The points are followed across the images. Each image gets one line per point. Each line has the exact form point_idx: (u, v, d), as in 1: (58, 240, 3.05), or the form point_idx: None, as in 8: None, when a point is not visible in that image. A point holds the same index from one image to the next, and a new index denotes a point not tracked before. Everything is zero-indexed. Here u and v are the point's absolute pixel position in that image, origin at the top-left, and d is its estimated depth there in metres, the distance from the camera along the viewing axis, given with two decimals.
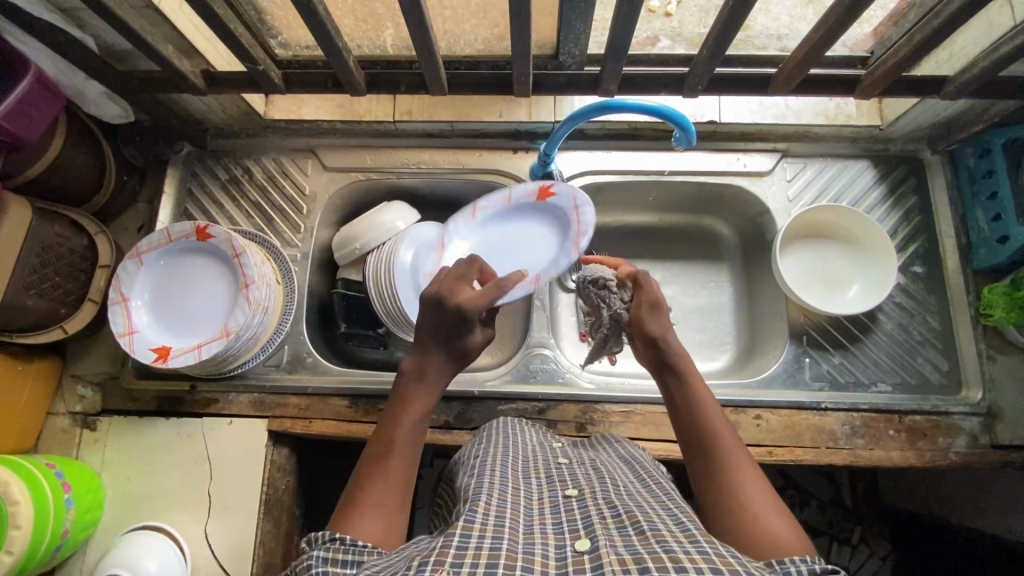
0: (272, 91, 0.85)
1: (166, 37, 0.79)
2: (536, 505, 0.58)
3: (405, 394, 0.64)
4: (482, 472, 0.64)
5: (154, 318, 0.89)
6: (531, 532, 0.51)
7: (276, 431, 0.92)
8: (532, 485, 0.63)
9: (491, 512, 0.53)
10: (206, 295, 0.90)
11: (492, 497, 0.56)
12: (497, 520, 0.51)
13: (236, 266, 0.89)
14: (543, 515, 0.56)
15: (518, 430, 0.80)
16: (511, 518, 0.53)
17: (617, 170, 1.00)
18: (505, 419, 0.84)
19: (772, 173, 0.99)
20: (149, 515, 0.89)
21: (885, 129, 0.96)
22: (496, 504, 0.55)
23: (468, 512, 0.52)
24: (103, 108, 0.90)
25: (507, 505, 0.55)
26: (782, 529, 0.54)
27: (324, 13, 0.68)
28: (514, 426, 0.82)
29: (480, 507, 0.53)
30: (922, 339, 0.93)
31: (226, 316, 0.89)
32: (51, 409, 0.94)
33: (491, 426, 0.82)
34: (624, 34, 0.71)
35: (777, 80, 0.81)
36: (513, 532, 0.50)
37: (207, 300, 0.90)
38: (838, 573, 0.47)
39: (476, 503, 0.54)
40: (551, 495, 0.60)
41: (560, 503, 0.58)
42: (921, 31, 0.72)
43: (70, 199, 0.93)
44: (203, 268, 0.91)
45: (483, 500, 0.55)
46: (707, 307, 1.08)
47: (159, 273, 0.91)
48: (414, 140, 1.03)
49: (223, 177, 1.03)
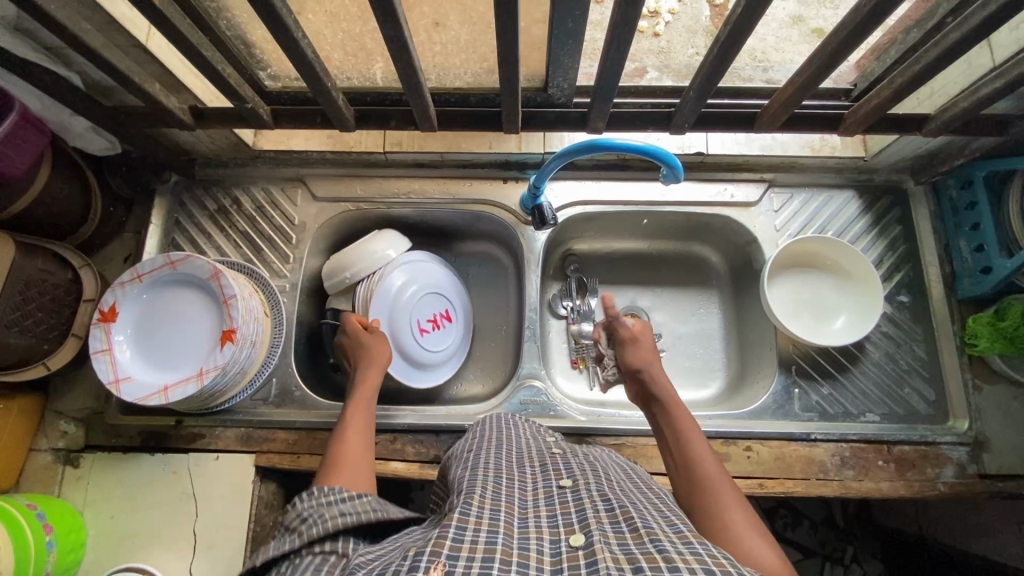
0: (261, 126, 0.85)
1: (154, 73, 0.79)
2: (530, 496, 0.58)
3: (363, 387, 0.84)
4: (476, 464, 0.63)
5: (152, 336, 0.88)
6: (526, 527, 0.51)
7: (264, 467, 0.91)
8: (527, 474, 0.63)
9: (487, 506, 0.52)
10: (179, 318, 0.89)
11: (486, 490, 0.55)
12: (492, 513, 0.51)
13: (215, 287, 0.88)
14: (538, 508, 0.55)
15: (513, 426, 0.78)
16: (505, 512, 0.53)
17: (606, 200, 1.00)
18: (499, 415, 0.82)
19: (759, 203, 1.00)
20: (132, 555, 0.87)
21: (869, 160, 0.98)
22: (491, 497, 0.54)
23: (463, 504, 0.52)
24: (90, 142, 0.89)
25: (501, 498, 0.55)
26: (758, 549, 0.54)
27: (313, 56, 0.68)
28: (508, 421, 0.80)
29: (476, 500, 0.53)
30: (910, 369, 0.94)
31: (201, 336, 0.88)
32: (32, 445, 0.92)
33: (485, 421, 0.81)
34: (612, 75, 0.72)
35: (762, 119, 0.83)
36: (507, 527, 0.50)
37: (206, 317, 0.89)
38: None
39: (471, 495, 0.54)
40: (546, 485, 0.60)
41: (554, 494, 0.57)
42: (902, 75, 0.73)
43: (55, 232, 0.92)
44: (176, 290, 0.90)
45: (478, 492, 0.55)
46: (697, 334, 1.08)
47: (156, 298, 0.90)
48: (405, 170, 1.04)
49: (211, 207, 1.03)
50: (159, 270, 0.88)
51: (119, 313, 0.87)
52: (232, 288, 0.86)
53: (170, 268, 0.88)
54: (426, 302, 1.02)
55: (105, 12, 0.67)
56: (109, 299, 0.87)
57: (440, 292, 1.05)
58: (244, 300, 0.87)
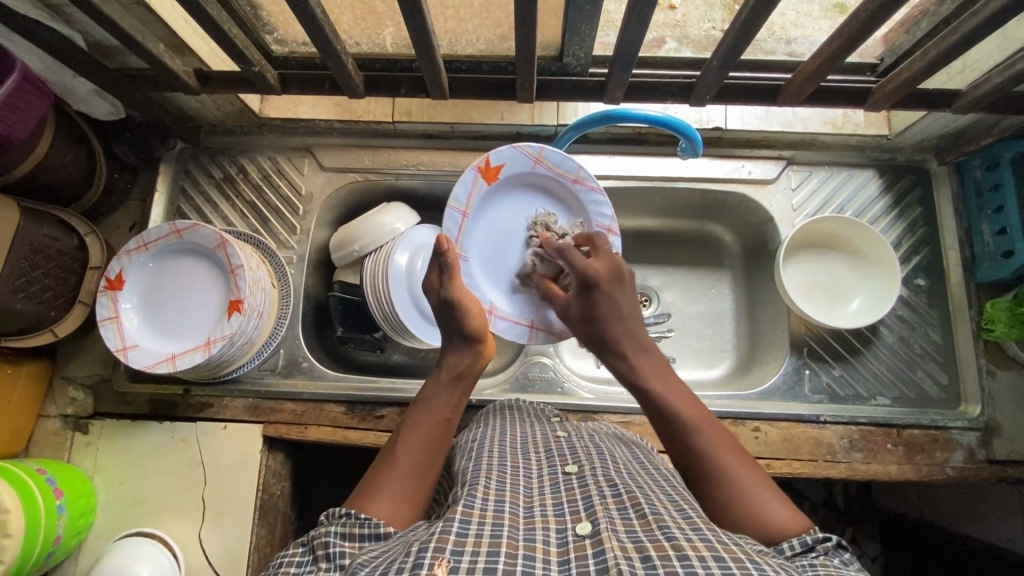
0: (268, 91, 0.82)
1: (158, 34, 0.77)
2: (536, 485, 0.57)
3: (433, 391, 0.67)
4: (479, 455, 0.63)
5: (160, 309, 0.87)
6: (532, 517, 0.51)
7: (271, 437, 0.91)
8: (531, 462, 0.62)
9: (491, 496, 0.52)
10: (191, 292, 0.88)
11: (490, 481, 0.55)
12: (496, 504, 0.51)
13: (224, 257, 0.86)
14: (543, 496, 0.55)
15: (521, 415, 0.78)
16: (510, 502, 0.52)
17: (620, 175, 0.98)
18: (507, 401, 0.84)
19: (776, 181, 0.98)
20: (142, 520, 0.88)
21: (893, 138, 0.95)
22: (495, 488, 0.54)
23: (467, 496, 0.52)
24: (93, 106, 0.87)
25: (506, 488, 0.55)
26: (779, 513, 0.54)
27: (323, 18, 0.66)
28: (513, 409, 0.81)
29: (480, 491, 0.53)
30: (924, 353, 0.93)
31: (212, 309, 0.87)
32: (41, 411, 0.92)
33: (489, 409, 0.81)
34: (632, 42, 0.69)
35: (787, 90, 0.80)
36: (512, 518, 0.50)
37: (216, 290, 0.88)
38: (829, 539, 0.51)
39: (475, 486, 0.54)
40: (551, 473, 0.59)
41: (560, 481, 0.57)
42: (937, 46, 0.70)
43: (60, 198, 0.91)
44: (189, 265, 0.89)
45: (481, 484, 0.54)
46: (708, 314, 1.07)
47: (170, 273, 0.89)
48: (414, 141, 1.01)
49: (217, 175, 1.01)
50: (166, 239, 0.87)
51: (127, 281, 0.86)
52: (240, 256, 0.84)
53: (177, 237, 0.87)
54: (503, 257, 0.91)
55: None
56: (117, 266, 0.86)
57: (486, 259, 0.90)
58: (251, 269, 0.86)
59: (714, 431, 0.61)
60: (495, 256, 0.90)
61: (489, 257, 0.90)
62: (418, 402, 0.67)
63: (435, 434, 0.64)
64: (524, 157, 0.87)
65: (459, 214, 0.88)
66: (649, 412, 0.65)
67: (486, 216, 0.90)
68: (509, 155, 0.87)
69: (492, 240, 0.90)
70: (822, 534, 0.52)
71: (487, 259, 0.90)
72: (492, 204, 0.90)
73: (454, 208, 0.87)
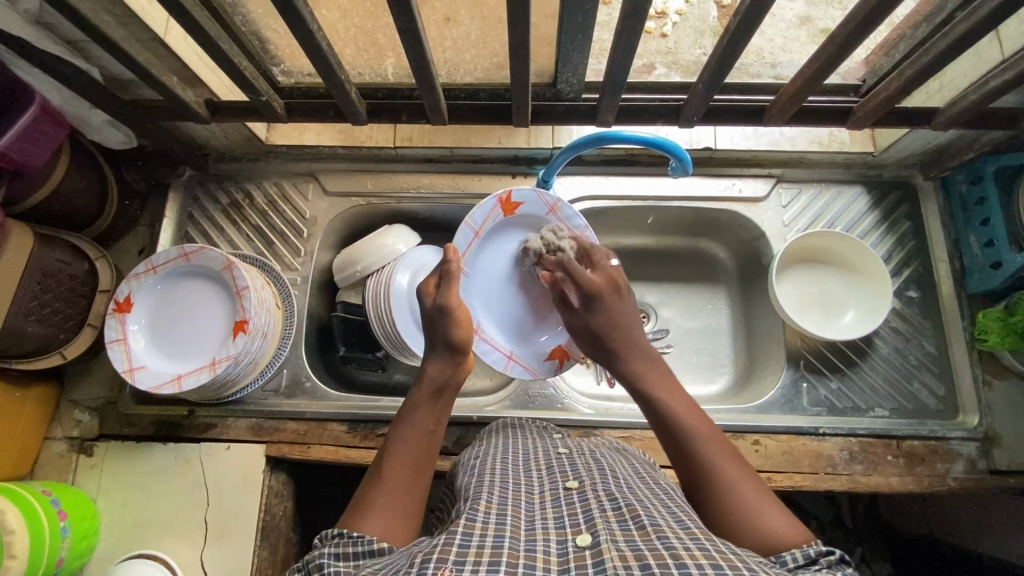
0: (274, 119, 0.86)
1: (172, 67, 0.81)
2: (537, 499, 0.58)
3: (419, 406, 0.68)
4: (482, 471, 0.64)
5: (156, 333, 0.89)
6: (532, 529, 0.51)
7: (274, 457, 0.92)
8: (533, 479, 0.63)
9: (493, 511, 0.53)
10: (190, 317, 0.90)
11: (492, 496, 0.56)
12: (498, 518, 0.52)
13: (224, 278, 0.89)
14: (544, 510, 0.56)
15: (523, 432, 0.79)
16: (511, 516, 0.53)
17: (614, 195, 1.01)
18: (514, 419, 0.84)
19: (767, 199, 1.00)
20: (145, 543, 0.88)
21: (878, 155, 0.98)
22: (497, 502, 0.55)
23: (470, 510, 0.52)
24: (107, 136, 0.91)
25: (507, 502, 0.55)
26: (778, 522, 0.54)
27: (328, 50, 0.69)
28: (513, 427, 0.81)
29: (482, 506, 0.54)
30: (919, 364, 0.94)
31: (209, 332, 0.89)
32: (48, 434, 0.93)
33: (491, 428, 0.82)
34: (622, 67, 0.72)
35: (771, 112, 0.83)
36: (513, 530, 0.50)
37: (213, 314, 0.90)
38: (835, 552, 0.49)
39: (477, 501, 0.54)
40: (552, 488, 0.60)
41: (561, 496, 0.58)
42: (911, 67, 0.74)
43: (71, 224, 0.93)
44: (190, 290, 0.91)
45: (484, 498, 0.55)
46: (706, 329, 1.08)
47: (169, 297, 0.91)
48: (414, 165, 1.05)
49: (224, 201, 1.04)
50: (172, 262, 0.89)
51: (133, 303, 0.88)
52: (246, 279, 0.87)
53: (182, 260, 0.89)
54: (494, 293, 0.95)
55: (126, 6, 0.69)
56: (124, 290, 0.88)
57: (480, 286, 0.94)
58: (257, 291, 0.88)
59: (716, 441, 0.62)
60: (488, 289, 0.95)
61: (485, 287, 0.95)
62: (405, 414, 0.67)
63: (424, 448, 0.65)
64: (540, 203, 0.93)
65: (472, 233, 0.92)
66: (656, 421, 0.66)
67: (485, 246, 0.94)
68: (527, 196, 0.93)
69: (495, 269, 0.95)
70: (826, 545, 0.51)
71: (482, 288, 0.94)
72: (501, 235, 0.95)
73: (468, 226, 0.91)
